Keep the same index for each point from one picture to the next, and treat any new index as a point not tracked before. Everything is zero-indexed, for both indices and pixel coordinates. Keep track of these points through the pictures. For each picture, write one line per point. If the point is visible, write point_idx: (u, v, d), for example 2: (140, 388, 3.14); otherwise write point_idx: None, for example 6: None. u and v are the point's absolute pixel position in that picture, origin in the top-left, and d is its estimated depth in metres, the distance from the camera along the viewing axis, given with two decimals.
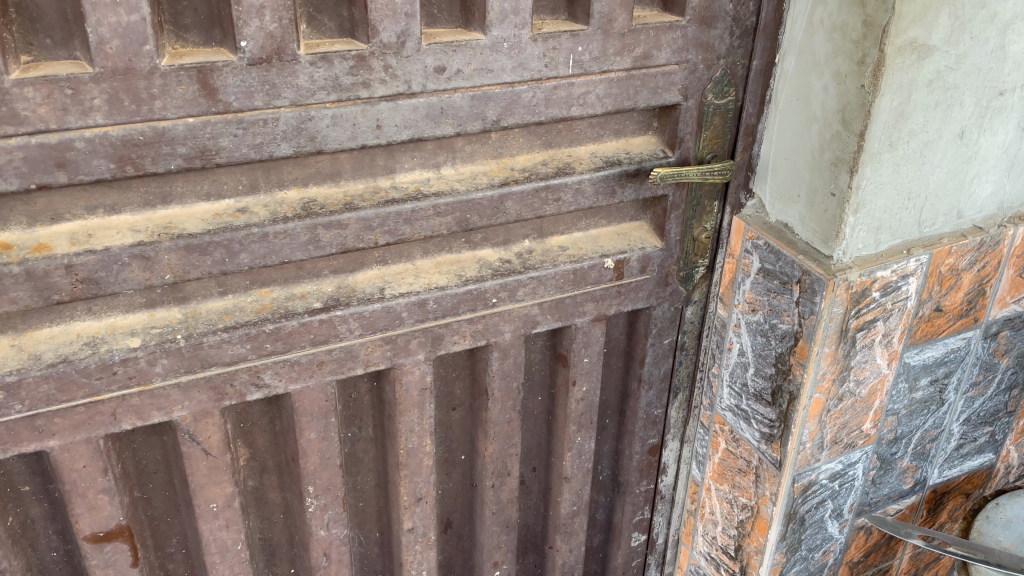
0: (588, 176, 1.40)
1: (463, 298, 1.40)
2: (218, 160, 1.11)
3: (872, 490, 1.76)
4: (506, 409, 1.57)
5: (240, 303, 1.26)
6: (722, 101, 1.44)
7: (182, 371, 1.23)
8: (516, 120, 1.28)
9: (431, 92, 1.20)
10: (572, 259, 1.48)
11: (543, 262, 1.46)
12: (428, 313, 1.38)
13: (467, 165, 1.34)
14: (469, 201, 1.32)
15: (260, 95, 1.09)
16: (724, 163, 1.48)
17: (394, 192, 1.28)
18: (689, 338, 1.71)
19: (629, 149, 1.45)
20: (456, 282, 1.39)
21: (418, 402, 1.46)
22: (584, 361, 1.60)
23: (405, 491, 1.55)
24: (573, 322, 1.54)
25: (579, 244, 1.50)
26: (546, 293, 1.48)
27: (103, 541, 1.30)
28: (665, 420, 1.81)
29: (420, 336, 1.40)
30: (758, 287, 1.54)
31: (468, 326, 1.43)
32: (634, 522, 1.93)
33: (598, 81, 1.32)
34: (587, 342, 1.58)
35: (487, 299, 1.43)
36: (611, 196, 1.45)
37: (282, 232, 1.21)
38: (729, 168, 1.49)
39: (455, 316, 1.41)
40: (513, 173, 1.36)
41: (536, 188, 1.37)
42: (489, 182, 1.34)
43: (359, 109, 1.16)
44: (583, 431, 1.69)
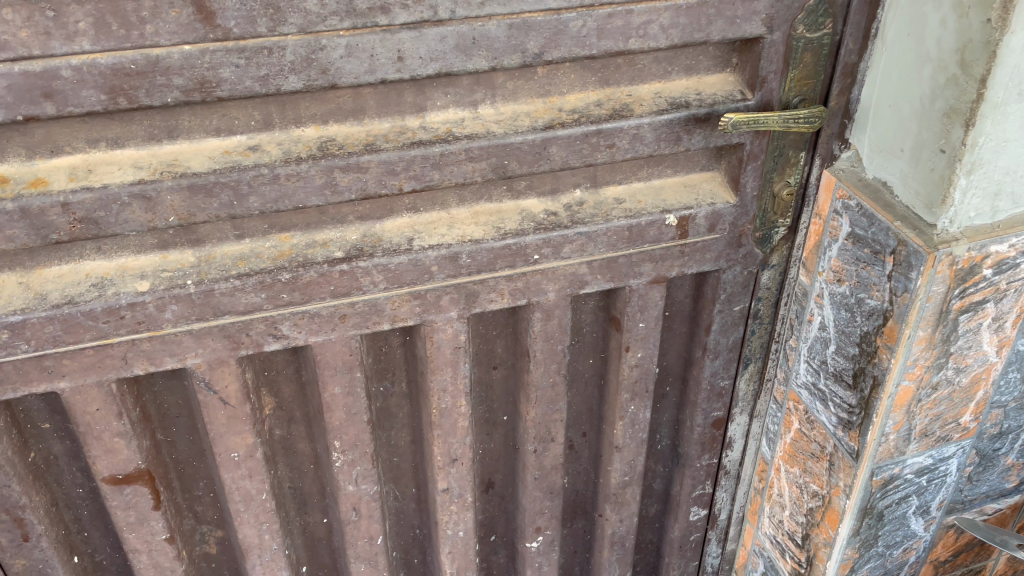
0: (648, 121, 1.23)
1: (501, 253, 1.27)
2: (219, 93, 1.00)
3: (967, 488, 1.55)
4: (549, 372, 1.44)
5: (257, 249, 1.18)
6: (816, 33, 1.21)
7: (193, 319, 1.16)
8: (561, 54, 1.11)
9: (461, 19, 1.05)
10: (627, 214, 1.33)
11: (594, 216, 1.32)
12: (460, 268, 1.27)
13: (509, 104, 1.20)
14: (507, 145, 1.18)
15: (263, 21, 0.97)
16: (812, 110, 1.25)
17: (422, 134, 1.15)
18: (764, 305, 1.52)
19: (701, 89, 1.26)
20: (493, 235, 1.27)
21: (451, 360, 1.35)
22: (640, 327, 1.45)
23: (439, 451, 1.46)
24: (627, 284, 1.39)
25: (638, 197, 1.35)
26: (596, 251, 1.33)
27: (122, 483, 1.27)
28: (733, 393, 1.64)
29: (452, 292, 1.28)
30: (846, 254, 1.33)
31: (506, 283, 1.31)
32: (694, 496, 1.79)
33: (663, 9, 1.12)
34: (643, 306, 1.43)
35: (528, 255, 1.29)
36: (677, 143, 1.27)
37: (295, 174, 1.10)
38: (819, 115, 1.26)
39: (492, 271, 1.29)
40: (560, 115, 1.20)
41: (587, 133, 1.21)
42: (531, 125, 1.19)
43: (377, 38, 1.03)
44: (637, 400, 1.55)
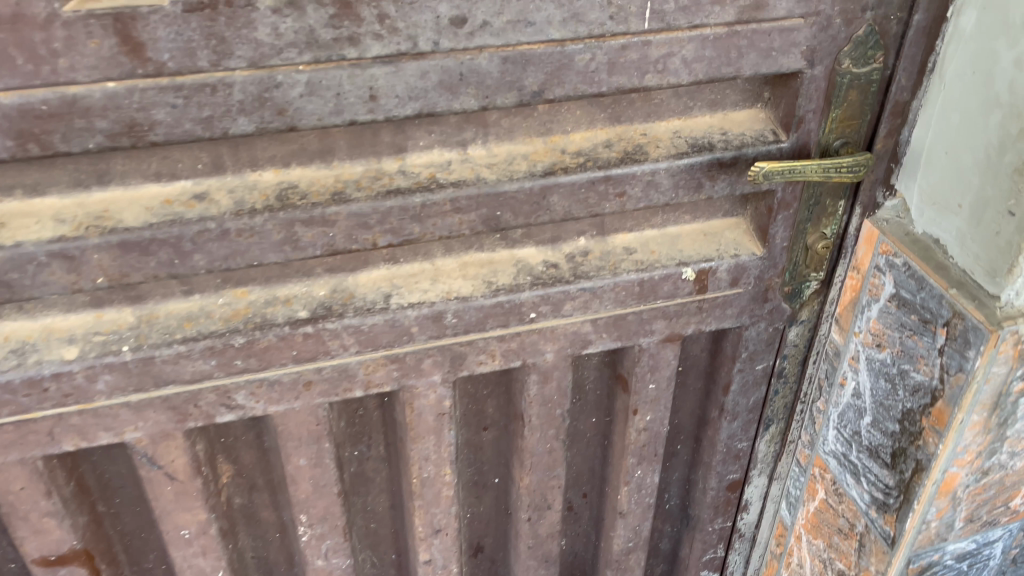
0: (665, 166, 1.06)
1: (492, 311, 1.11)
2: (153, 138, 0.84)
3: (1012, 570, 1.38)
4: (546, 438, 1.28)
5: (208, 306, 1.02)
6: (864, 68, 1.03)
7: (130, 390, 1.00)
8: (565, 92, 0.94)
9: (446, 52, 0.88)
10: (637, 266, 1.16)
11: (599, 269, 1.15)
12: (445, 329, 1.10)
13: (503, 143, 1.03)
14: (500, 194, 1.01)
15: (204, 53, 0.80)
16: (858, 158, 1.07)
17: (401, 179, 0.98)
18: (790, 363, 1.36)
19: (727, 127, 1.09)
20: (483, 290, 1.10)
21: (434, 427, 1.19)
22: (649, 388, 1.29)
23: (421, 522, 1.30)
24: (636, 343, 1.22)
25: (651, 246, 1.18)
26: (602, 308, 1.16)
27: (55, 564, 1.12)
28: (751, 454, 1.48)
29: (435, 355, 1.11)
30: (889, 318, 1.17)
31: (497, 344, 1.14)
32: (705, 560, 1.63)
33: (686, 39, 0.95)
34: (653, 366, 1.26)
35: (523, 314, 1.13)
36: (698, 190, 1.09)
37: (247, 229, 0.94)
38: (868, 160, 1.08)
39: (482, 331, 1.12)
40: (563, 158, 1.04)
41: (593, 180, 1.04)
42: (529, 170, 1.02)
43: (345, 74, 0.86)
44: (644, 464, 1.39)
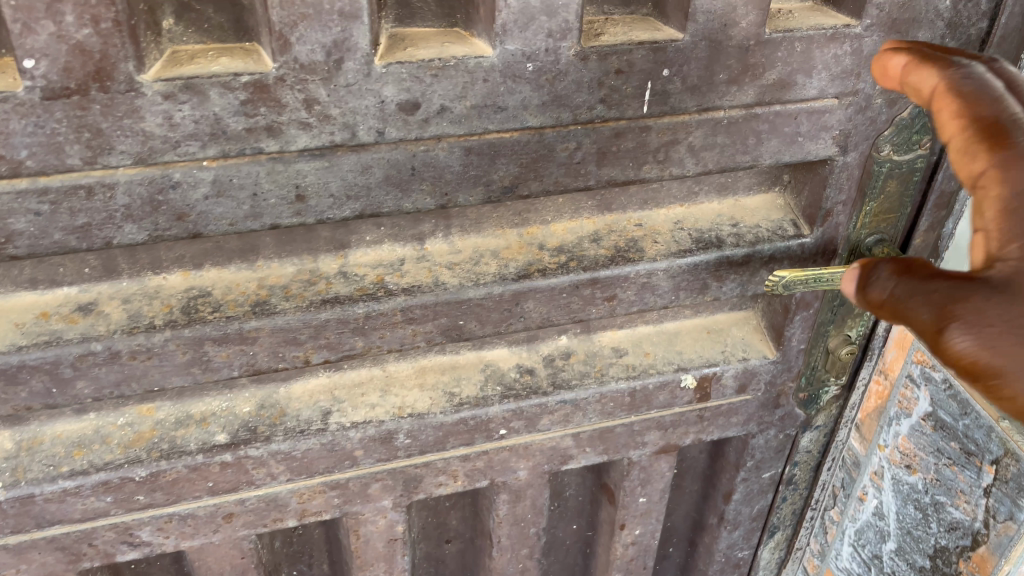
0: (664, 266, 0.87)
1: (453, 430, 0.93)
2: (13, 250, 0.65)
3: None
4: (518, 559, 1.10)
5: (104, 428, 0.85)
6: (907, 156, 0.85)
7: (6, 531, 0.82)
8: (544, 186, 0.76)
9: (393, 142, 0.69)
10: (627, 374, 0.98)
11: (583, 378, 0.97)
12: (397, 451, 0.92)
13: (469, 236, 0.85)
14: (463, 302, 0.82)
15: (74, 149, 0.62)
16: None
17: (340, 286, 0.80)
18: (801, 470, 1.18)
19: (738, 217, 0.91)
20: (444, 405, 0.92)
21: (384, 554, 1.01)
22: (639, 502, 1.11)
23: None
24: (624, 456, 1.05)
25: (645, 347, 1.00)
26: (585, 422, 0.98)
27: None
28: (753, 562, 1.29)
29: (384, 479, 0.94)
30: (923, 439, 1.00)
31: (460, 465, 0.96)
32: None
33: (694, 124, 0.77)
34: (644, 480, 1.09)
35: (491, 431, 0.94)
36: (703, 292, 0.91)
37: (144, 351, 0.75)
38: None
39: (442, 451, 0.94)
40: (541, 257, 0.86)
41: (577, 283, 0.85)
42: (500, 272, 0.84)
43: (263, 170, 0.67)
44: None
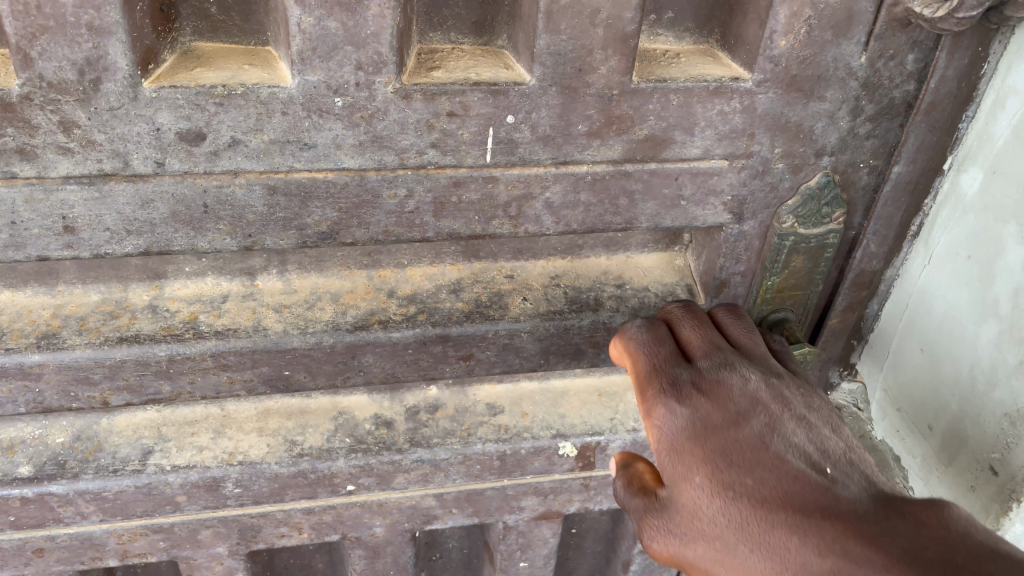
0: (528, 327, 0.76)
1: (291, 483, 0.84)
2: None
3: None
4: None
5: None
6: (814, 229, 0.74)
7: None
8: (371, 235, 0.67)
9: (178, 175, 0.60)
10: (498, 437, 0.87)
11: (448, 436, 0.87)
12: (226, 499, 0.83)
13: (308, 276, 0.77)
14: (286, 352, 0.73)
15: None
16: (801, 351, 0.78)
17: (146, 322, 0.71)
18: None
19: (625, 276, 0.81)
20: (282, 454, 0.82)
21: None
22: (520, 566, 1.02)
23: None
24: (499, 519, 0.95)
25: (524, 406, 0.90)
26: (448, 483, 0.89)
27: None
28: None
29: (215, 526, 0.86)
30: None
31: (304, 517, 0.88)
32: None
33: (551, 178, 0.67)
34: (524, 544, 0.99)
35: (337, 486, 0.85)
36: (577, 360, 0.80)
37: None
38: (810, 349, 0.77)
39: (280, 502, 0.85)
40: (387, 307, 0.76)
41: (424, 338, 0.75)
42: (336, 318, 0.74)
43: (21, 196, 0.58)
44: None
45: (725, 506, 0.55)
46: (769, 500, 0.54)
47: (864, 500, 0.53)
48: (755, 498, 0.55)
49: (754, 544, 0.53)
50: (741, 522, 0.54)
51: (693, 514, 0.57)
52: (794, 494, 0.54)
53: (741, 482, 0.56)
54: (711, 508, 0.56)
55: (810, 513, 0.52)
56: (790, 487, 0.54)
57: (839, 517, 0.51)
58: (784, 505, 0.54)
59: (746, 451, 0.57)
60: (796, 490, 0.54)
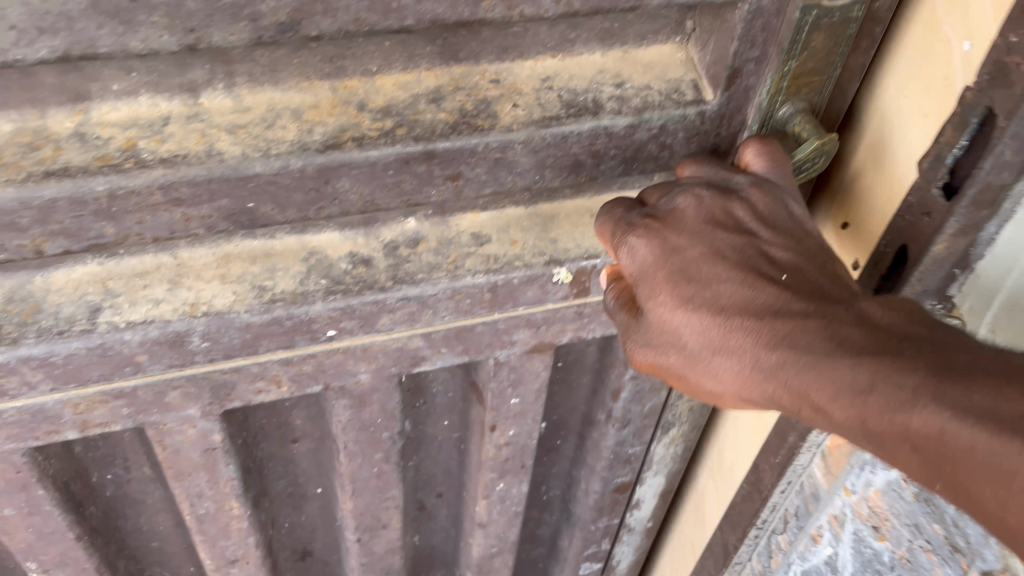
0: (522, 137, 0.68)
1: (266, 332, 0.76)
2: None
3: None
4: (371, 462, 0.98)
5: None
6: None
7: None
8: (338, 27, 0.55)
9: None
10: (487, 267, 0.80)
11: (434, 269, 0.79)
12: (194, 355, 0.75)
13: (262, 91, 0.64)
14: (250, 180, 0.63)
15: None
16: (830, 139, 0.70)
17: (76, 153, 0.59)
18: None
19: (623, 75, 0.72)
20: (251, 302, 0.74)
21: (204, 463, 0.88)
22: (511, 403, 0.98)
23: (207, 555, 1.02)
24: (490, 357, 0.90)
25: (512, 233, 0.82)
26: (436, 321, 0.82)
27: None
28: (646, 456, 1.20)
29: (184, 386, 0.77)
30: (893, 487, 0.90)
31: (282, 370, 0.80)
32: (584, 555, 1.40)
33: None
34: (516, 380, 0.95)
35: (317, 332, 0.78)
36: (575, 171, 0.73)
37: None
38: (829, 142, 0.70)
39: (254, 354, 0.77)
40: (360, 122, 0.65)
41: (407, 156, 0.66)
42: (302, 138, 0.64)
43: None
44: (507, 477, 1.11)
45: (687, 320, 0.65)
46: (725, 308, 0.65)
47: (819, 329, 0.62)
48: (714, 309, 0.65)
49: (717, 348, 0.65)
50: (708, 332, 0.65)
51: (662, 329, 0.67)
52: (752, 301, 0.65)
53: (699, 295, 0.65)
54: (676, 320, 0.66)
55: (761, 315, 0.64)
56: (747, 295, 0.65)
57: (789, 315, 0.63)
58: (740, 310, 0.65)
59: (702, 267, 0.66)
60: (753, 297, 0.65)
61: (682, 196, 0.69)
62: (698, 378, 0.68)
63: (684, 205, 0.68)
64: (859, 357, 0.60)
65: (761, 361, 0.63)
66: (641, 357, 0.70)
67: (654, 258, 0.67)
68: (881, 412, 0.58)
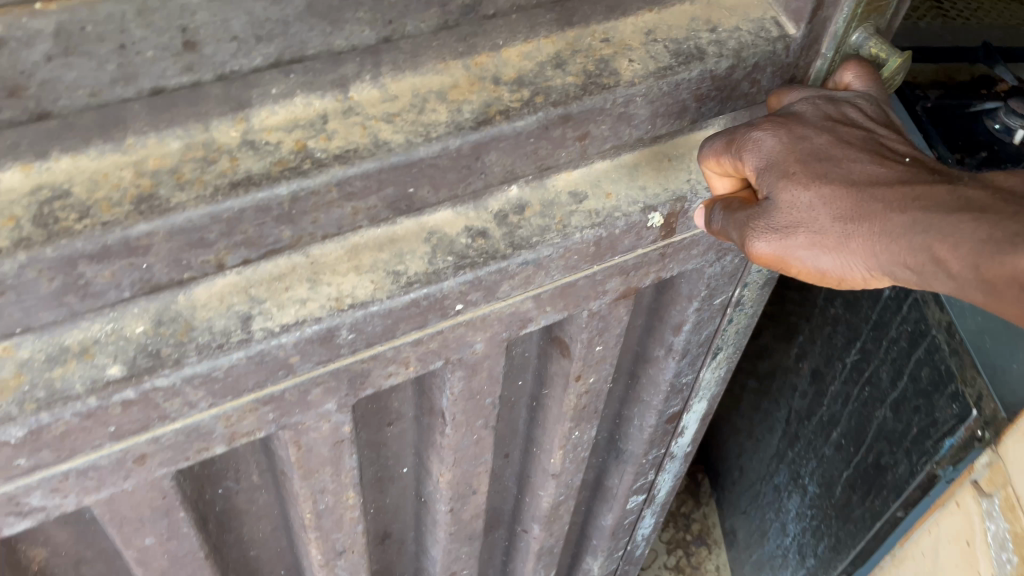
0: (644, 90, 0.71)
1: (404, 315, 0.77)
2: None
3: None
4: (472, 430, 1.01)
5: None
6: None
7: None
8: None
9: None
10: (592, 220, 0.84)
11: (546, 231, 0.82)
12: (340, 349, 0.76)
13: (403, 77, 0.65)
14: (412, 165, 0.64)
15: None
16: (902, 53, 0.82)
17: (252, 160, 0.59)
18: (749, 291, 1.14)
19: (713, 21, 0.76)
20: (390, 287, 0.75)
21: (330, 457, 0.88)
22: (595, 351, 1.03)
23: (320, 550, 1.02)
24: (584, 309, 0.94)
25: (604, 186, 0.86)
26: (547, 280, 0.86)
27: None
28: (695, 383, 1.28)
29: (327, 381, 0.78)
30: None
31: (412, 351, 0.82)
32: (634, 488, 1.47)
33: None
34: (603, 328, 1.00)
35: (447, 307, 0.80)
36: (681, 117, 0.77)
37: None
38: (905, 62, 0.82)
39: (390, 340, 0.79)
40: (499, 94, 0.67)
41: (547, 122, 0.69)
42: (453, 118, 0.65)
43: None
44: (582, 425, 1.16)
45: (819, 193, 0.75)
46: (853, 182, 0.75)
47: (937, 198, 0.73)
48: (843, 183, 0.75)
49: (846, 218, 0.74)
50: (841, 201, 0.75)
51: (791, 209, 0.76)
52: (876, 176, 0.76)
53: (829, 172, 0.76)
54: (807, 196, 0.75)
55: (885, 188, 0.74)
56: (871, 172, 0.76)
57: (907, 187, 0.74)
58: (864, 186, 0.75)
59: (826, 152, 0.77)
60: (877, 173, 0.76)
61: (799, 102, 0.80)
62: (822, 253, 0.76)
63: (802, 106, 0.79)
64: (977, 216, 0.70)
65: (887, 227, 0.73)
66: (765, 243, 0.76)
67: (782, 144, 0.77)
68: (995, 255, 0.67)
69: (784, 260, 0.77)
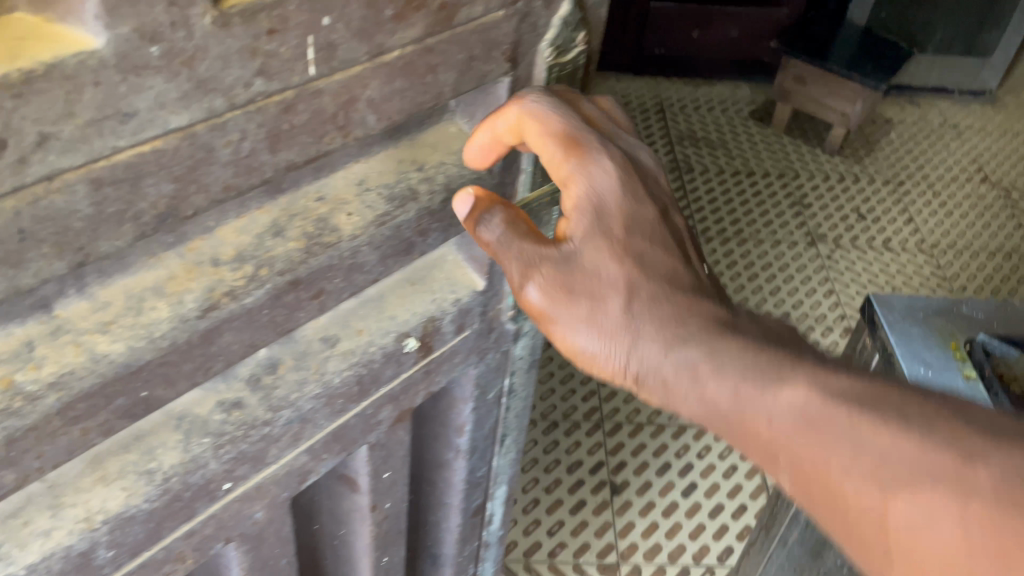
0: (366, 239, 0.74)
1: (168, 510, 0.73)
2: None
3: None
4: None
5: None
6: (570, 56, 0.80)
7: None
8: (206, 199, 0.58)
9: None
10: (347, 359, 0.84)
11: (303, 383, 0.81)
12: (101, 569, 0.70)
13: (110, 282, 0.62)
14: (139, 371, 0.62)
15: None
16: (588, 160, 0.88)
17: None
18: (519, 378, 1.18)
19: (418, 158, 0.79)
20: (146, 490, 0.70)
21: None
22: (385, 477, 1.03)
23: None
24: (362, 444, 0.94)
25: (356, 325, 0.86)
26: (316, 431, 0.85)
27: None
28: (490, 474, 1.30)
29: None
30: None
31: (186, 543, 0.77)
32: None
33: (369, 74, 0.63)
34: (386, 455, 1.00)
35: (215, 489, 0.77)
36: (409, 252, 0.80)
37: None
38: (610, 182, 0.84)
39: (158, 542, 0.74)
40: (221, 276, 0.66)
41: (277, 291, 0.69)
42: (174, 314, 0.63)
43: None
44: (389, 548, 1.15)
45: (604, 281, 0.80)
46: (639, 286, 0.80)
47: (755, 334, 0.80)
48: (631, 281, 0.80)
49: (620, 317, 0.79)
50: (626, 293, 0.80)
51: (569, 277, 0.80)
52: (659, 290, 0.81)
53: (623, 271, 0.81)
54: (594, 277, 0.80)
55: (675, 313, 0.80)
56: (658, 281, 0.81)
57: (696, 314, 0.80)
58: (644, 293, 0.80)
59: (624, 243, 0.82)
60: (662, 287, 0.81)
61: (608, 172, 0.84)
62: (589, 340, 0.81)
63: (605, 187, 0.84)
64: (783, 357, 0.76)
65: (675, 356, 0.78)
66: (538, 289, 0.80)
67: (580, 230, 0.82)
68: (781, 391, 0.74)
69: (574, 343, 0.82)
